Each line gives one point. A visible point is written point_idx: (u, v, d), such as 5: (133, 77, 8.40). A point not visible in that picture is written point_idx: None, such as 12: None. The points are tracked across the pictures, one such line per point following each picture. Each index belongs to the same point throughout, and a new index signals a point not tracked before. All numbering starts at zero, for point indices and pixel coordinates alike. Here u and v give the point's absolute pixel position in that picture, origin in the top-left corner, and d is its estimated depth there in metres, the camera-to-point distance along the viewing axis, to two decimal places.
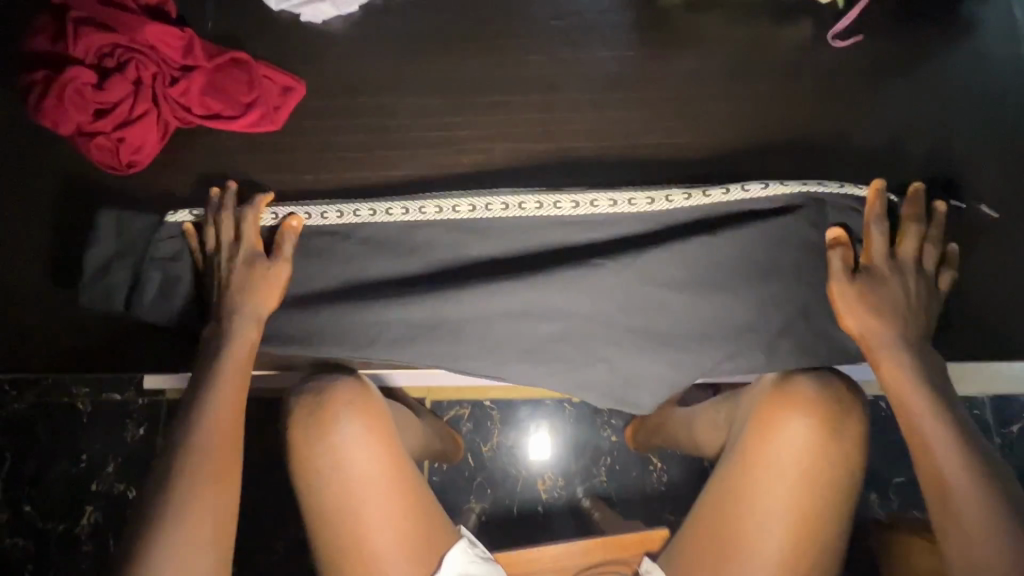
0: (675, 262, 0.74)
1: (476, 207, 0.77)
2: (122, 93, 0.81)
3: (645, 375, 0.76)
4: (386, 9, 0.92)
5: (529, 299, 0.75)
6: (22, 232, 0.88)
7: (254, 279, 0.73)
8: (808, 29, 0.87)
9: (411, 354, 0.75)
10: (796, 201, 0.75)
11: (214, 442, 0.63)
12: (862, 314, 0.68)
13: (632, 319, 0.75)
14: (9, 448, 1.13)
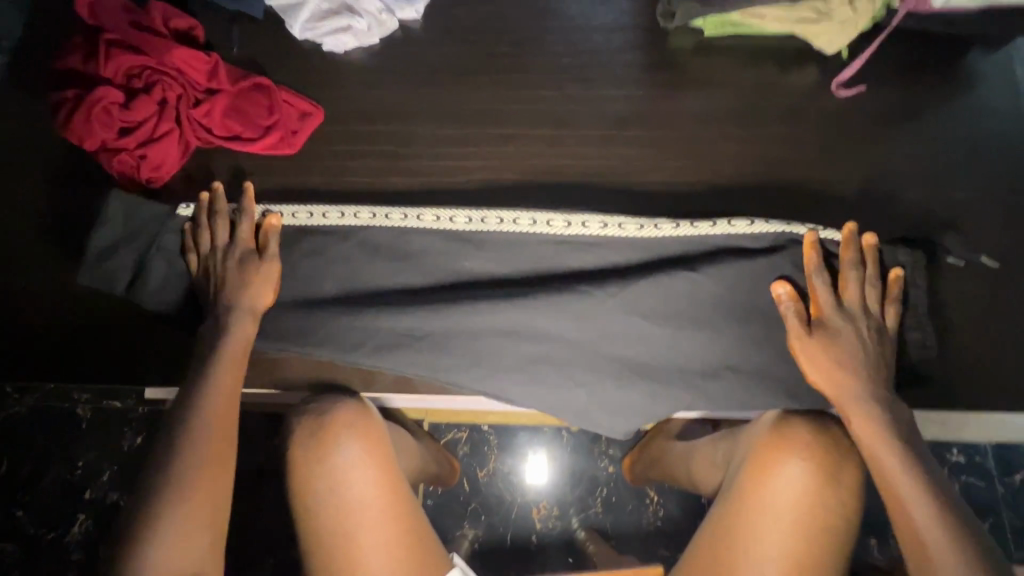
0: (658, 291, 0.75)
1: (473, 220, 0.80)
2: (146, 114, 0.84)
3: (626, 406, 0.77)
4: (405, 40, 0.95)
5: (515, 318, 0.76)
6: (35, 235, 0.89)
7: (250, 280, 0.75)
8: (814, 77, 0.90)
9: (395, 364, 0.76)
10: (783, 241, 0.76)
11: (207, 439, 0.65)
12: (821, 365, 0.69)
13: (615, 346, 0.76)
14: (7, 449, 1.14)
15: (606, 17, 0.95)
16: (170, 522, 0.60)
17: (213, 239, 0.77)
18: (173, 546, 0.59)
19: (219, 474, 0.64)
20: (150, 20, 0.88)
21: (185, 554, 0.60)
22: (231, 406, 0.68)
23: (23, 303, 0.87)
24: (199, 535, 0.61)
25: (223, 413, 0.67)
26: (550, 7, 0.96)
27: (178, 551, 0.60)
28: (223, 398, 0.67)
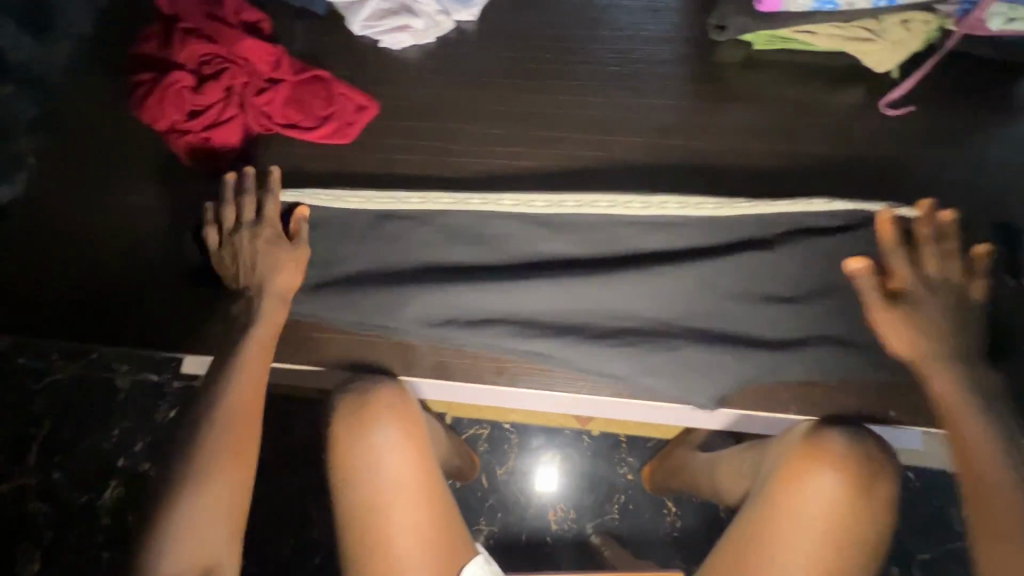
0: (736, 271, 0.78)
1: (549, 203, 0.81)
2: (215, 99, 0.89)
3: (721, 373, 0.76)
4: (459, 41, 0.98)
5: (599, 294, 0.78)
6: (100, 210, 0.95)
7: (278, 263, 0.77)
8: (863, 95, 0.90)
9: (487, 332, 0.78)
10: (859, 217, 0.79)
11: (232, 434, 0.68)
12: (901, 334, 0.69)
13: (700, 321, 0.77)
14: (49, 413, 1.19)
15: (655, 29, 0.97)
16: (192, 514, 0.63)
17: (238, 221, 0.79)
18: (197, 535, 0.63)
19: (242, 469, 0.67)
20: (223, 12, 0.93)
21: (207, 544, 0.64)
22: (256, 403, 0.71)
23: (84, 272, 0.92)
24: (220, 526, 0.65)
25: (243, 409, 0.70)
26: (601, 17, 0.98)
27: (200, 540, 0.63)
28: (244, 395, 0.70)
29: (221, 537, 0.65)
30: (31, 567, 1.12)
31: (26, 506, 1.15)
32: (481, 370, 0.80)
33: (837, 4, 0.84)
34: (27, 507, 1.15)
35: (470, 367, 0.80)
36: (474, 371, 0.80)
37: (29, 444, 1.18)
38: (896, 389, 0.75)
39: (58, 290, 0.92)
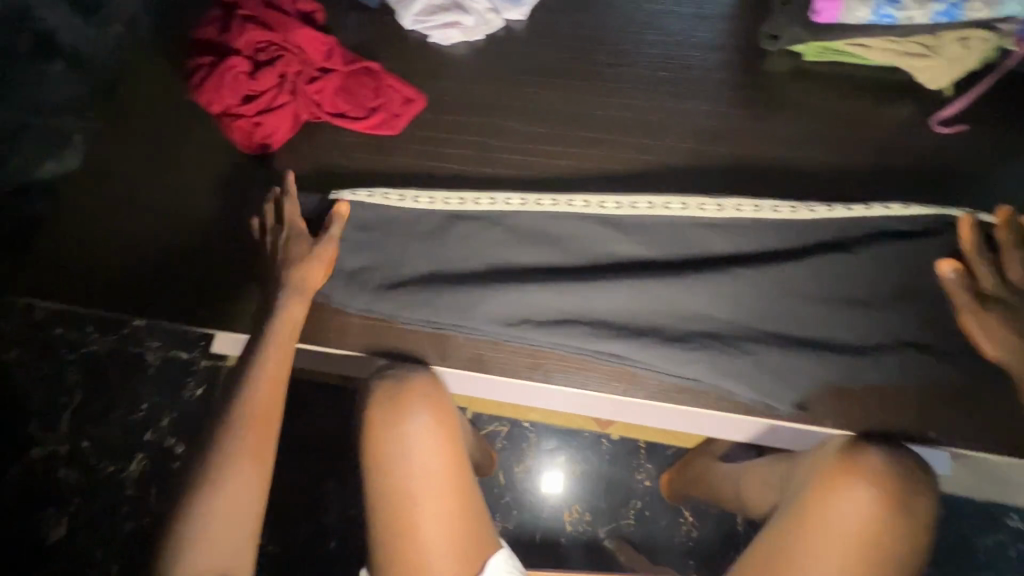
0: (814, 274, 0.77)
1: (621, 205, 0.82)
2: (269, 85, 0.91)
3: (800, 379, 0.74)
4: (507, 39, 1.00)
5: (675, 296, 0.77)
6: (149, 188, 0.98)
7: (300, 257, 0.79)
8: (914, 111, 0.89)
9: (561, 331, 0.78)
10: (938, 223, 0.78)
11: (249, 444, 0.68)
12: (997, 335, 0.70)
13: (778, 325, 0.76)
14: (82, 383, 1.22)
15: (703, 36, 0.97)
16: (207, 524, 0.63)
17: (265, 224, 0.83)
18: (212, 545, 0.63)
19: (257, 479, 0.67)
20: (281, 2, 0.96)
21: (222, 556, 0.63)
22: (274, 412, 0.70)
23: (127, 246, 0.94)
24: (234, 538, 0.64)
25: (260, 419, 0.69)
26: (649, 22, 0.99)
27: (215, 551, 0.63)
28: (261, 404, 0.70)
29: (235, 550, 0.64)
30: (57, 531, 1.15)
31: (55, 473, 1.18)
32: (516, 365, 0.80)
33: (893, 18, 0.84)
34: (55, 474, 1.18)
35: (505, 361, 0.81)
36: (508, 365, 0.81)
37: (61, 412, 1.21)
38: (936, 408, 0.74)
39: (100, 262, 0.94)
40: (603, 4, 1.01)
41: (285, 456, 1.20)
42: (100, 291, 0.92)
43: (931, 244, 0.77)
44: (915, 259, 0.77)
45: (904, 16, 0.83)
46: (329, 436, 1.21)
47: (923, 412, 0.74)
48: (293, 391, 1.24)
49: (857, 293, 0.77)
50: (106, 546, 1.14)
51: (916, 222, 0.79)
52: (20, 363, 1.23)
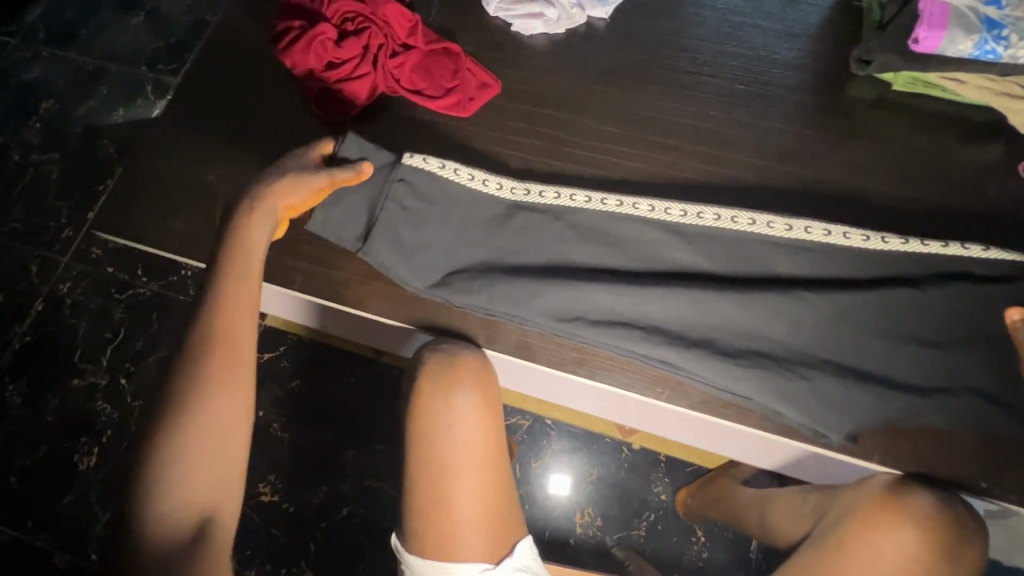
0: (877, 307, 0.75)
1: (687, 214, 0.82)
2: (352, 54, 0.93)
3: (852, 411, 0.73)
4: (588, 36, 1.00)
5: (731, 312, 0.77)
6: (221, 139, 1.00)
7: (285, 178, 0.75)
8: (1000, 153, 0.86)
9: (613, 333, 0.77)
10: (1017, 269, 0.75)
11: (219, 373, 0.62)
12: None
13: (835, 354, 0.75)
14: (128, 323, 1.27)
15: (787, 53, 0.95)
16: (181, 468, 0.58)
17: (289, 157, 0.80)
18: (191, 486, 0.58)
19: (225, 395, 0.61)
20: None
21: (206, 496, 0.59)
22: (245, 335, 0.65)
23: (195, 193, 0.97)
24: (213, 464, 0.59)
25: (223, 345, 0.63)
26: (733, 32, 0.98)
27: (196, 488, 0.58)
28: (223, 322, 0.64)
29: (206, 475, 0.59)
30: (87, 460, 1.18)
31: (92, 405, 1.22)
32: (562, 358, 0.81)
33: (998, 54, 0.79)
34: (92, 406, 1.22)
35: (552, 352, 0.81)
36: (555, 357, 0.81)
37: (106, 346, 1.26)
38: (988, 460, 0.73)
39: (168, 206, 0.97)
40: (688, 11, 1.00)
41: (311, 419, 1.23)
42: (165, 233, 0.95)
43: (1006, 291, 0.75)
44: (989, 306, 0.75)
45: (1011, 54, 0.79)
46: (354, 405, 1.23)
47: (974, 461, 0.73)
48: (326, 357, 1.26)
49: (920, 332, 0.75)
50: None
51: (995, 266, 0.76)
52: (76, 295, 1.29)
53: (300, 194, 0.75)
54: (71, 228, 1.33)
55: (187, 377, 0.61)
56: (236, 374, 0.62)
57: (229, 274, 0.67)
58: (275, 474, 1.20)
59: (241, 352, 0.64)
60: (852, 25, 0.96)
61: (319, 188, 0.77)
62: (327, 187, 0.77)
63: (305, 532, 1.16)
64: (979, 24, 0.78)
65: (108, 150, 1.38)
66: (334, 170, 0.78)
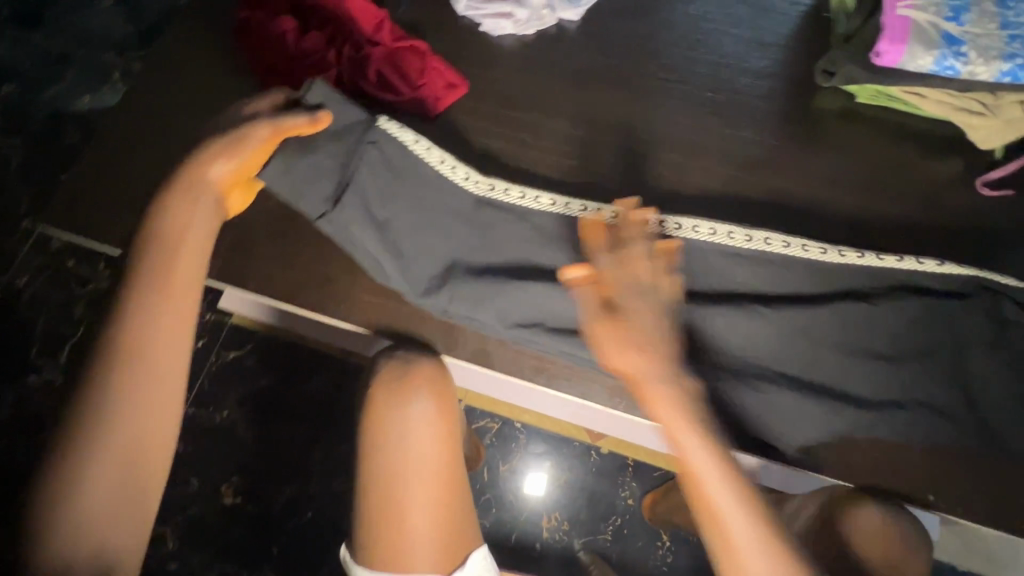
0: (831, 321, 0.76)
1: (649, 222, 0.81)
2: (315, 49, 0.92)
3: (800, 422, 0.74)
4: (558, 38, 0.98)
5: (690, 322, 0.77)
6: (181, 133, 0.97)
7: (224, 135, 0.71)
8: (958, 168, 0.87)
9: (571, 341, 0.77)
10: (971, 285, 0.76)
11: (136, 397, 0.59)
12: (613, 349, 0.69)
13: (788, 365, 0.76)
14: (87, 320, 1.23)
15: (757, 62, 0.95)
16: (96, 492, 0.56)
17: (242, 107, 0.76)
18: (103, 517, 0.56)
19: (139, 416, 0.59)
20: None
21: (119, 528, 0.57)
22: (171, 355, 0.62)
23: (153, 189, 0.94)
24: (123, 490, 0.57)
25: (150, 372, 0.60)
26: (704, 40, 0.97)
27: (109, 520, 0.56)
28: (136, 338, 0.61)
29: (117, 501, 0.57)
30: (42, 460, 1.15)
31: (47, 404, 1.18)
32: (522, 366, 0.80)
33: (957, 70, 0.79)
34: (48, 406, 1.18)
35: (512, 361, 0.80)
36: (514, 365, 0.80)
37: (63, 343, 1.22)
38: (938, 475, 0.74)
39: (125, 201, 0.94)
40: (660, 15, 0.99)
41: (275, 420, 1.20)
42: (121, 231, 0.92)
43: (959, 306, 0.75)
44: (941, 322, 0.75)
45: (969, 70, 0.79)
46: (318, 407, 1.21)
47: (924, 475, 0.73)
48: (291, 356, 1.24)
49: (872, 346, 0.75)
50: None
51: (951, 282, 0.76)
52: (34, 289, 1.24)
53: (241, 152, 0.71)
54: (29, 219, 1.28)
55: (103, 403, 0.58)
56: (154, 392, 0.60)
57: (149, 285, 0.63)
58: (238, 476, 1.17)
59: (159, 370, 0.61)
60: (822, 35, 0.96)
61: (266, 141, 0.73)
62: (275, 139, 0.73)
63: (268, 536, 1.14)
64: (939, 40, 0.79)
65: (69, 139, 1.33)
66: (281, 117, 0.73)
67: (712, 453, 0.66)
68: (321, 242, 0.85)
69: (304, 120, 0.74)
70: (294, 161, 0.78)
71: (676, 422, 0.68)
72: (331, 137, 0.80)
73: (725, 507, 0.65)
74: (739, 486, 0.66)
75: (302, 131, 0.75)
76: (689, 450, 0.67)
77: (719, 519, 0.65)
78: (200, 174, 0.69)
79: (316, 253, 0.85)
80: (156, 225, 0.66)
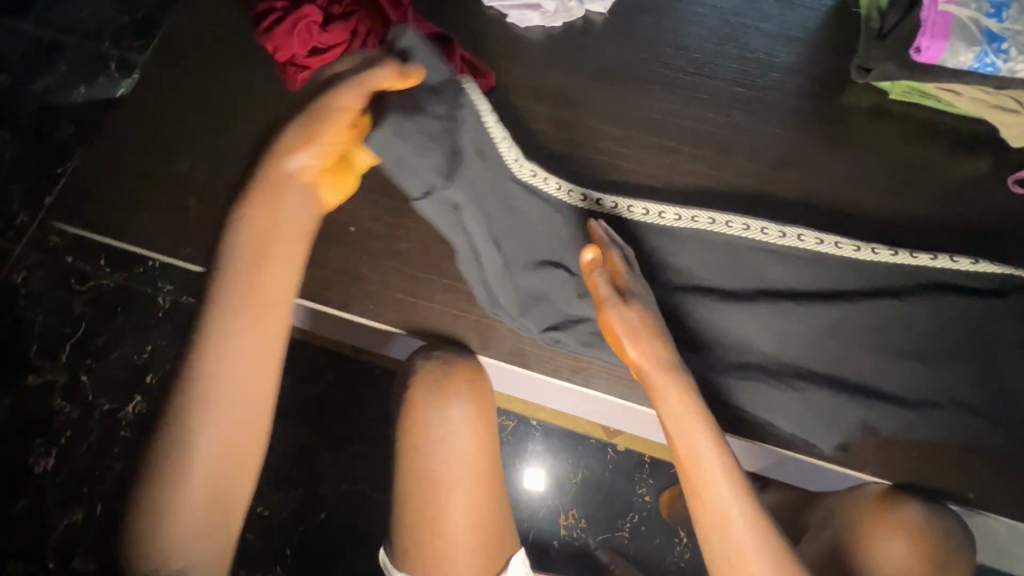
0: (866, 318, 0.76)
1: (682, 217, 0.80)
2: (338, 40, 0.88)
3: (839, 420, 0.73)
4: (585, 31, 0.96)
5: (727, 319, 0.76)
6: (194, 124, 0.93)
7: (309, 114, 0.69)
8: (989, 166, 0.87)
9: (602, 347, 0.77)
10: (1007, 283, 0.76)
11: (229, 398, 0.60)
12: (631, 326, 0.69)
13: (823, 363, 0.75)
14: (87, 317, 1.18)
15: (786, 57, 0.94)
16: (195, 485, 0.58)
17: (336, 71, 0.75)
18: (199, 516, 0.58)
19: (234, 414, 0.60)
20: None
21: (212, 525, 0.59)
22: (260, 358, 0.62)
23: (164, 181, 0.90)
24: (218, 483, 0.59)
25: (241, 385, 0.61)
26: (733, 34, 0.96)
27: (197, 529, 0.59)
28: (232, 339, 0.61)
29: (213, 495, 0.59)
30: (45, 462, 1.11)
31: (49, 405, 1.14)
32: (557, 366, 0.79)
33: (997, 67, 0.79)
34: (50, 406, 1.14)
35: (547, 361, 0.79)
36: (549, 364, 0.79)
37: (64, 341, 1.17)
38: (976, 473, 0.73)
39: (136, 194, 0.90)
40: (687, 9, 0.98)
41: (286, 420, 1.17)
42: (133, 226, 0.88)
43: (997, 305, 0.75)
44: (980, 321, 0.75)
45: (1009, 67, 0.78)
46: (332, 406, 1.18)
47: (963, 473, 0.73)
48: (303, 355, 1.21)
49: (910, 345, 0.75)
50: (93, 485, 1.10)
51: (986, 279, 0.76)
52: (32, 286, 1.20)
53: (325, 127, 0.69)
54: (26, 214, 1.23)
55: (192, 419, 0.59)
56: (248, 394, 0.61)
57: (237, 285, 0.63)
58: None
59: (253, 371, 0.62)
60: (850, 31, 0.95)
61: (357, 106, 0.70)
62: (366, 98, 0.70)
63: (282, 537, 1.11)
64: (981, 36, 0.78)
65: (68, 132, 1.28)
66: (364, 77, 0.70)
67: (716, 449, 0.64)
68: (348, 239, 0.84)
69: (393, 73, 0.72)
70: (404, 126, 0.75)
71: (678, 420, 0.66)
72: (432, 97, 0.78)
73: (725, 493, 0.63)
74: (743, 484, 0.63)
75: (391, 86, 0.72)
76: (688, 448, 0.65)
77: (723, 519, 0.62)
78: (282, 165, 0.68)
79: (341, 249, 0.83)
80: (245, 220, 0.65)
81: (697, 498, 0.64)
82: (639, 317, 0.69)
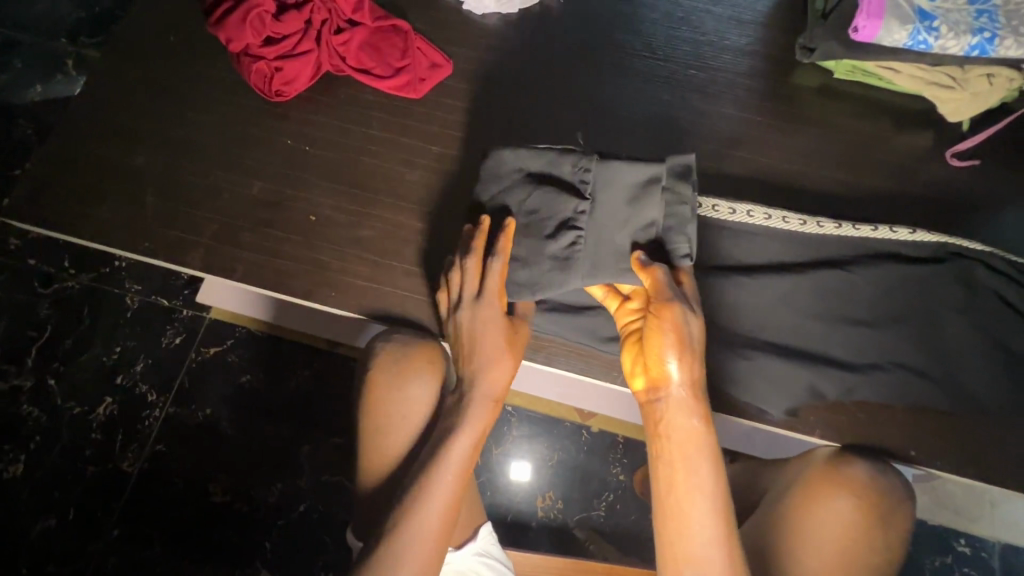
0: (813, 290, 0.79)
1: None
2: (293, 30, 0.89)
3: (789, 387, 0.76)
4: (541, 17, 0.98)
5: None
6: (151, 119, 0.92)
7: (491, 350, 0.73)
8: (930, 140, 0.91)
9: (562, 329, 0.80)
10: (945, 250, 0.79)
11: (477, 424, 0.71)
12: (662, 339, 0.65)
13: (775, 333, 0.78)
14: (52, 320, 1.16)
15: (737, 40, 0.97)
16: (441, 502, 0.68)
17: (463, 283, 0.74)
18: (432, 532, 0.67)
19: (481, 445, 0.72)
20: None
21: (431, 542, 0.66)
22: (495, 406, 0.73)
23: (123, 177, 0.89)
24: (450, 506, 0.68)
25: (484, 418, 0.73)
26: (686, 18, 0.98)
27: (429, 545, 0.66)
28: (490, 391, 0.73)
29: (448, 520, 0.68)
30: (14, 468, 1.09)
31: (16, 411, 1.11)
32: None
33: (929, 45, 0.82)
34: (16, 412, 1.11)
35: None
36: None
37: (29, 346, 1.15)
38: (920, 432, 0.77)
39: (93, 190, 0.88)
40: None
41: (256, 415, 1.14)
42: (88, 222, 0.87)
43: (934, 273, 0.79)
44: (920, 287, 0.79)
45: (940, 45, 0.82)
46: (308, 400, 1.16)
47: (908, 432, 0.77)
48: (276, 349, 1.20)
49: (857, 312, 0.78)
50: (66, 490, 1.08)
51: (923, 248, 0.79)
52: None
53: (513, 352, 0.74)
54: None
55: (438, 473, 0.68)
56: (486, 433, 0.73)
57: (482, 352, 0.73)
58: (226, 473, 1.10)
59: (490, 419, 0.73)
60: (796, 13, 0.99)
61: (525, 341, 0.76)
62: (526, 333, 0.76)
63: (257, 532, 1.08)
64: (912, 15, 0.81)
65: (23, 133, 1.25)
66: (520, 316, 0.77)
67: (716, 488, 0.62)
68: (308, 226, 0.85)
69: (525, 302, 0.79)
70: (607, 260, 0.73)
71: (686, 447, 0.63)
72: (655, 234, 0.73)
73: (701, 527, 0.61)
74: (724, 528, 0.61)
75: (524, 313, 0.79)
76: (688, 476, 0.62)
77: (692, 553, 0.61)
78: (484, 378, 0.72)
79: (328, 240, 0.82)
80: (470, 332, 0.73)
81: (664, 522, 0.63)
82: (683, 336, 0.65)
